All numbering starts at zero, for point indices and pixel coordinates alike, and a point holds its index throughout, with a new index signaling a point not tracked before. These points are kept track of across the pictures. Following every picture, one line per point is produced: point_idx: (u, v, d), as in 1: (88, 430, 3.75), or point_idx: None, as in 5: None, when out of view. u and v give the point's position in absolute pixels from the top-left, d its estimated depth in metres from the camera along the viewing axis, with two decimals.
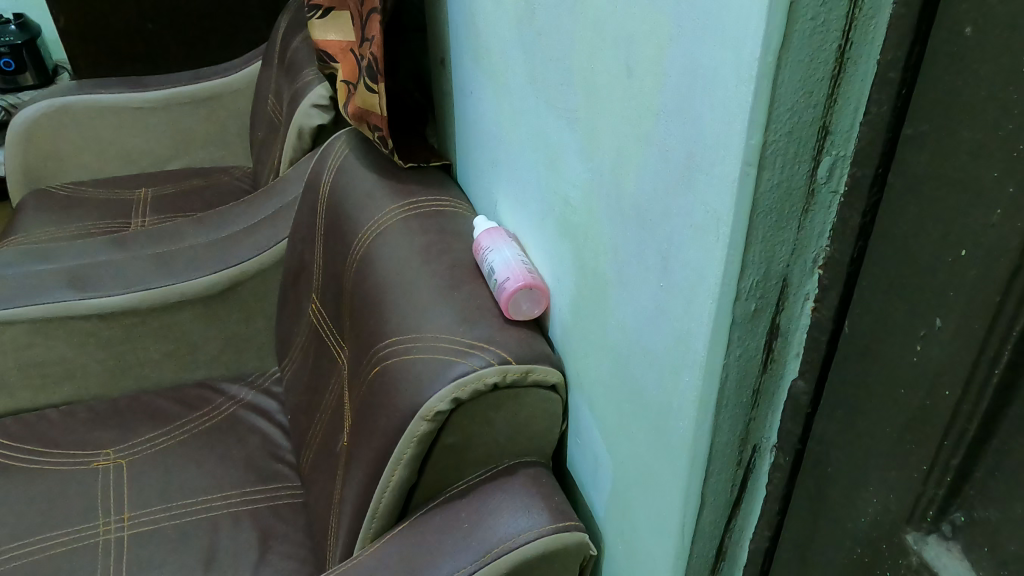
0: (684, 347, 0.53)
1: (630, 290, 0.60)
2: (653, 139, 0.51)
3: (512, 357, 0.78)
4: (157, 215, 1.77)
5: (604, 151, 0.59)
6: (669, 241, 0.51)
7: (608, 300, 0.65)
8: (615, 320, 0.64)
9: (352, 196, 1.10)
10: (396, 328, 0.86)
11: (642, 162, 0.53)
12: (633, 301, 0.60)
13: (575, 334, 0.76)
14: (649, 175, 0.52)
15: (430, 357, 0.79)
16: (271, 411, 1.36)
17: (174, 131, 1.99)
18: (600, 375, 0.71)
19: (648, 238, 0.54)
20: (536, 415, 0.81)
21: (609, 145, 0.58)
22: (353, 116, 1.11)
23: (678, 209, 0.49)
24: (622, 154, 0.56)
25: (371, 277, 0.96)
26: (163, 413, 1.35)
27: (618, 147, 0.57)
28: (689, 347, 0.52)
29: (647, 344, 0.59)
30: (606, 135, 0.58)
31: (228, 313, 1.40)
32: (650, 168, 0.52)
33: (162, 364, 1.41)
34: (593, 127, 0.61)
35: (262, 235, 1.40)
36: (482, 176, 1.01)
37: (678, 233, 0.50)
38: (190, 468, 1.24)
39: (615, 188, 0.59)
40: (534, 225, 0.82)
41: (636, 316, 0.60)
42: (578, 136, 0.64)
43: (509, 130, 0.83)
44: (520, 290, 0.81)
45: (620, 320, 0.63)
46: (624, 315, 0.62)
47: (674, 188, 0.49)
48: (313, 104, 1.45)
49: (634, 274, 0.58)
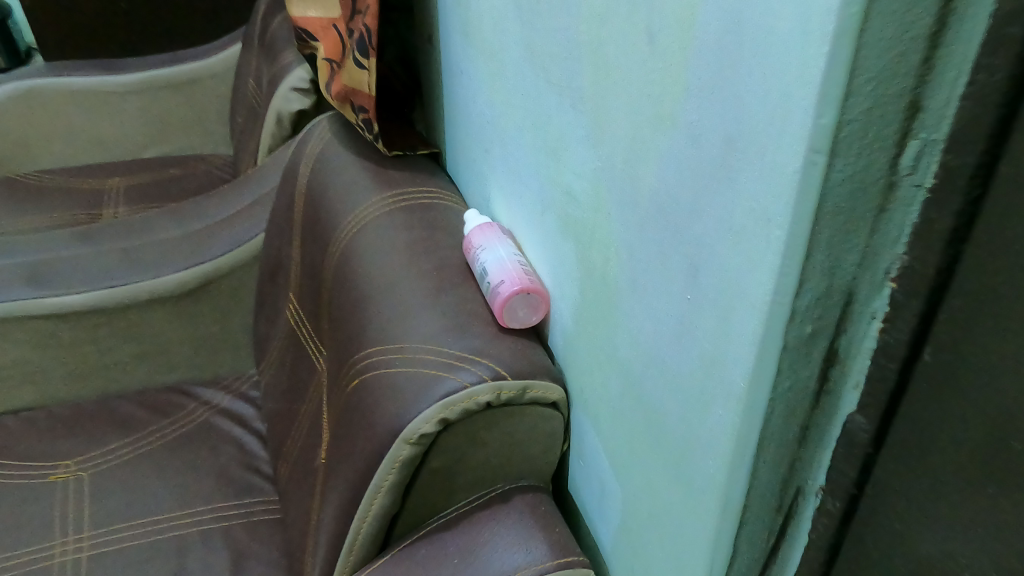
0: (717, 373, 0.44)
1: (647, 301, 0.51)
2: (680, 121, 0.41)
3: (507, 372, 0.69)
4: (130, 206, 1.67)
5: (617, 136, 0.50)
6: (699, 245, 0.42)
7: (618, 310, 0.56)
8: (628, 334, 0.55)
9: (331, 186, 1.00)
10: (377, 336, 0.77)
11: (664, 149, 0.44)
12: (652, 314, 0.50)
13: (579, 346, 0.67)
14: (674, 165, 0.43)
15: (414, 371, 0.70)
16: (248, 418, 1.27)
17: (150, 117, 1.88)
18: (609, 394, 0.62)
19: (672, 242, 0.45)
20: (534, 435, 0.72)
21: (622, 129, 0.49)
22: (335, 97, 1.01)
23: (711, 208, 0.40)
24: (638, 139, 0.47)
25: (350, 277, 0.87)
26: (130, 420, 1.26)
27: (633, 131, 0.48)
28: (725, 374, 0.43)
29: (668, 365, 0.50)
30: (619, 116, 0.49)
31: (201, 312, 1.30)
32: (674, 157, 0.43)
33: (130, 366, 1.31)
34: (602, 108, 0.51)
35: (237, 229, 1.30)
36: (474, 166, 0.92)
37: (713, 237, 0.41)
38: (157, 480, 1.15)
39: (630, 181, 0.49)
40: (532, 221, 0.72)
41: (655, 333, 0.51)
42: (584, 119, 0.55)
43: (503, 114, 0.74)
44: (516, 294, 0.71)
45: (633, 334, 0.54)
46: (640, 329, 0.53)
47: (708, 182, 0.40)
48: (293, 87, 1.34)
49: (653, 283, 0.49)
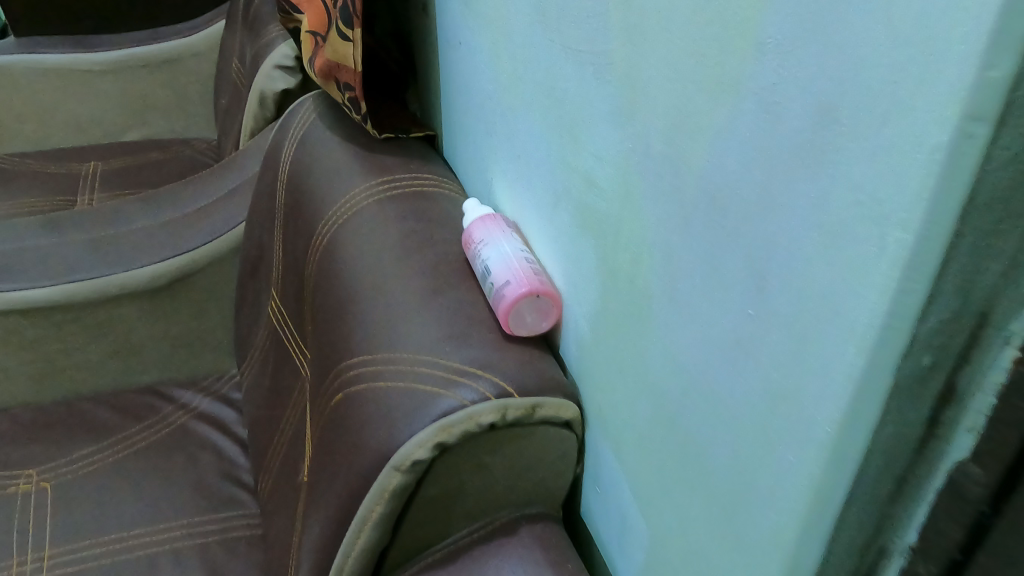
0: (787, 410, 0.35)
1: (690, 313, 0.42)
2: (746, 87, 0.32)
3: (512, 388, 0.60)
4: (107, 192, 1.56)
5: (656, 109, 0.41)
6: (769, 249, 0.33)
7: (651, 321, 0.47)
8: (662, 351, 0.46)
9: (315, 172, 0.91)
10: (364, 343, 0.68)
11: (721, 123, 0.35)
12: (696, 329, 0.41)
13: (597, 358, 0.58)
14: (738, 145, 0.34)
15: (406, 386, 0.61)
16: (228, 422, 1.18)
17: (129, 98, 1.78)
18: (636, 416, 0.53)
19: (728, 243, 0.36)
20: (544, 457, 0.63)
21: (660, 100, 0.40)
22: (318, 72, 0.90)
23: (792, 199, 0.31)
24: (684, 112, 0.38)
25: (336, 274, 0.77)
26: (100, 424, 1.16)
27: (676, 100, 0.38)
28: (801, 412, 0.34)
29: (716, 392, 0.41)
30: (659, 84, 0.40)
31: (179, 307, 1.21)
32: (736, 133, 0.34)
33: (101, 366, 1.22)
34: (634, 74, 0.42)
35: (217, 219, 1.20)
36: (475, 151, 0.83)
37: (791, 238, 0.31)
38: (127, 492, 1.06)
39: (672, 166, 0.40)
40: (543, 213, 0.63)
41: (700, 353, 0.41)
42: (611, 90, 0.45)
43: (509, 89, 0.65)
44: (523, 297, 0.61)
45: (670, 351, 0.45)
46: (679, 347, 0.44)
47: (788, 166, 0.31)
48: (278, 64, 1.24)
49: (700, 292, 0.40)
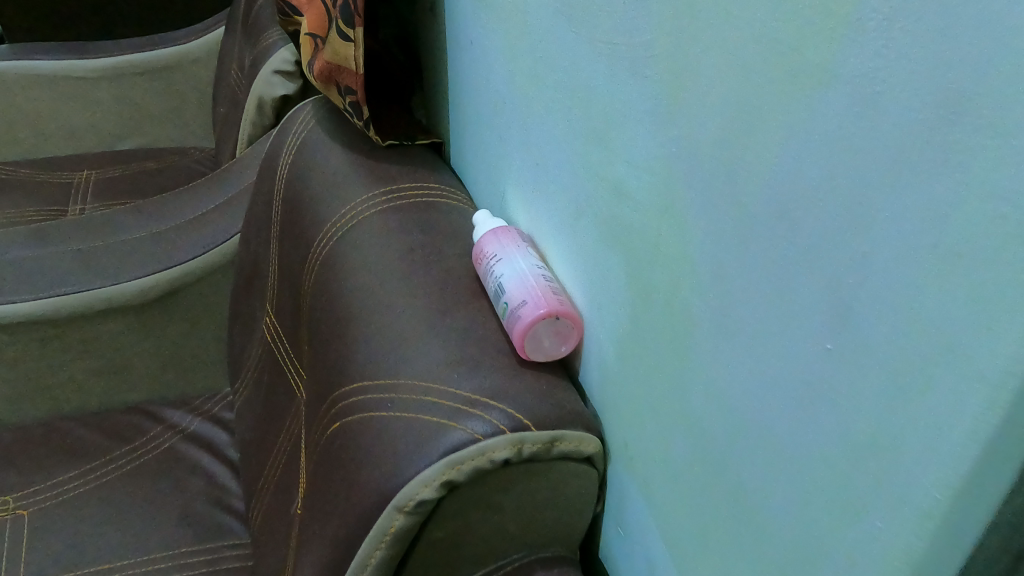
0: (874, 464, 0.29)
1: (746, 342, 0.36)
2: (834, 78, 0.27)
3: (528, 420, 0.54)
4: (99, 202, 1.51)
5: (707, 109, 0.35)
6: (859, 276, 0.28)
7: (692, 351, 0.41)
8: (707, 386, 0.41)
9: (314, 181, 0.85)
10: (364, 368, 0.62)
11: (793, 124, 0.30)
12: (750, 361, 0.36)
13: (625, 387, 0.53)
14: (819, 149, 0.29)
15: (410, 417, 0.55)
16: (219, 444, 1.12)
17: (125, 105, 1.73)
18: (673, 456, 0.47)
19: (801, 262, 0.31)
20: (563, 496, 0.57)
21: (712, 98, 0.35)
22: (317, 76, 0.85)
23: (894, 215, 0.26)
24: (746, 110, 0.33)
25: (334, 291, 0.72)
26: (84, 447, 1.10)
27: (734, 97, 0.33)
28: (894, 469, 0.28)
29: (775, 436, 0.35)
30: (712, 76, 0.34)
31: (169, 322, 1.15)
32: (814, 137, 0.29)
33: (86, 384, 1.15)
34: (679, 69, 0.37)
35: (211, 230, 1.15)
36: (485, 161, 0.77)
37: (893, 261, 0.26)
38: (111, 520, 0.99)
39: (726, 174, 0.35)
40: (564, 226, 0.57)
41: (756, 390, 0.36)
42: (650, 87, 0.40)
43: (527, 91, 0.59)
44: (542, 320, 0.55)
45: (715, 385, 0.40)
46: (728, 382, 0.38)
47: (892, 175, 0.25)
48: (276, 69, 1.19)
49: (759, 319, 0.34)
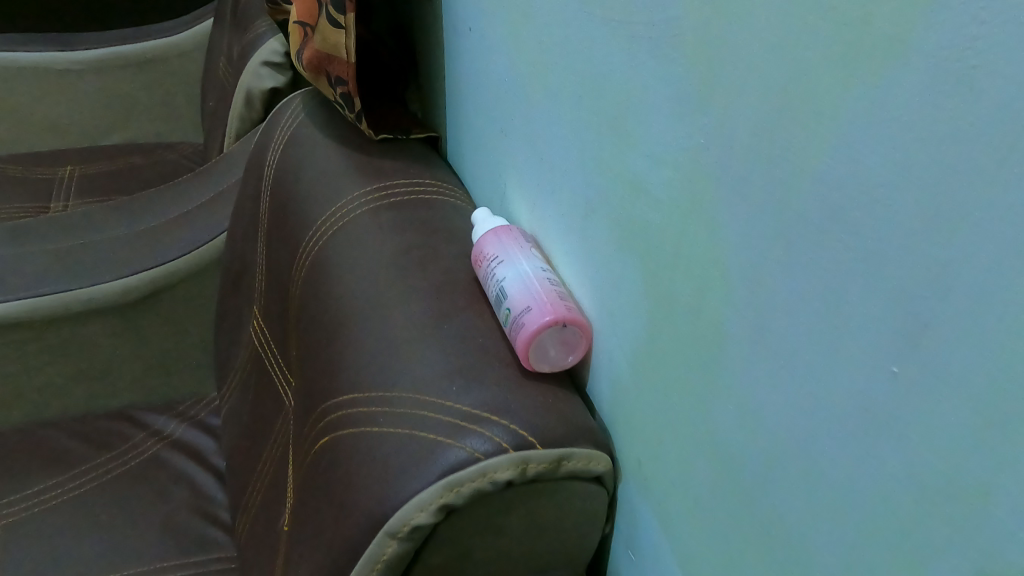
0: (948, 493, 0.28)
1: (789, 353, 0.35)
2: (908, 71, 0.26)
3: (533, 437, 0.49)
4: (82, 199, 1.46)
5: (749, 102, 0.34)
6: (937, 297, 0.27)
7: (725, 359, 0.40)
8: (741, 399, 0.39)
9: (303, 177, 0.81)
10: (355, 378, 0.57)
11: (849, 126, 0.29)
12: (794, 372, 0.35)
13: (645, 398, 0.49)
14: (889, 157, 0.27)
15: (402, 433, 0.50)
16: (205, 452, 1.07)
17: (111, 100, 1.67)
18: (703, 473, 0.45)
19: (854, 266, 0.30)
20: (569, 519, 0.52)
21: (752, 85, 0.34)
22: (306, 67, 0.81)
23: (983, 237, 0.25)
24: (800, 106, 0.31)
25: (324, 294, 0.67)
26: (63, 455, 1.05)
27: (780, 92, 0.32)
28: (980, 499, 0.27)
29: (821, 456, 0.34)
30: (756, 60, 0.33)
31: (153, 323, 1.10)
32: (880, 145, 0.28)
33: (66, 389, 1.11)
34: (716, 52, 0.36)
35: (196, 228, 1.10)
36: (485, 156, 0.73)
37: (980, 284, 0.25)
38: (89, 532, 0.95)
39: (773, 179, 0.34)
40: (578, 225, 0.54)
41: (797, 405, 0.35)
42: (681, 74, 0.39)
43: (537, 83, 0.56)
44: (547, 327, 0.51)
45: (750, 398, 0.39)
46: (765, 393, 0.37)
47: (982, 192, 0.24)
48: (265, 61, 1.15)
49: (809, 331, 0.33)
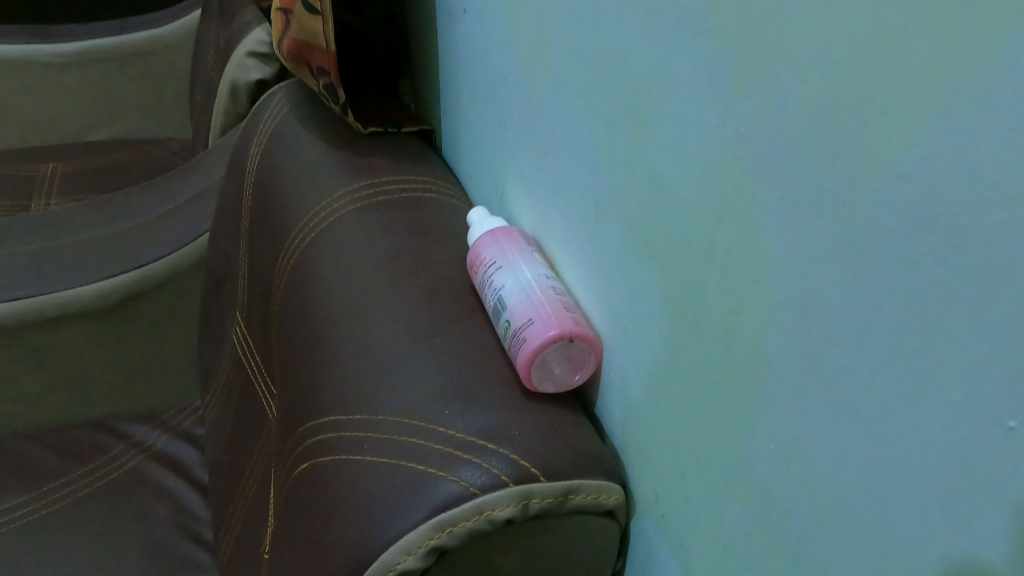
0: None
1: (849, 387, 0.30)
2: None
3: (537, 468, 0.43)
4: (64, 197, 1.40)
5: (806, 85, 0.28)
6: None
7: (768, 388, 0.35)
8: (784, 435, 0.34)
9: (287, 174, 0.75)
10: (337, 398, 0.52)
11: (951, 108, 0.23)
12: (854, 411, 0.30)
13: (666, 424, 0.44)
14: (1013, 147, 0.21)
15: (388, 463, 0.45)
16: (188, 465, 1.02)
17: (96, 93, 1.61)
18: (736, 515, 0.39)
19: (943, 287, 0.25)
20: (575, 558, 0.46)
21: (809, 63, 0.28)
22: (285, 55, 0.75)
23: None
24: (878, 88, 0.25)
25: (307, 302, 0.62)
26: (38, 470, 0.99)
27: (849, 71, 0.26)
28: None
29: (889, 509, 0.29)
30: (807, 37, 0.27)
31: (133, 328, 1.05)
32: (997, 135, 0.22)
33: (41, 398, 1.05)
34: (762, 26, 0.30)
35: (179, 227, 1.05)
36: (483, 152, 0.68)
37: None
38: (64, 552, 0.89)
39: (840, 175, 0.28)
40: (590, 227, 0.48)
41: (863, 450, 0.29)
42: (713, 55, 0.33)
43: (543, 69, 0.51)
44: (551, 343, 0.45)
45: (796, 436, 0.33)
46: (817, 431, 0.32)
47: None
48: (250, 51, 1.09)
49: (885, 361, 0.28)
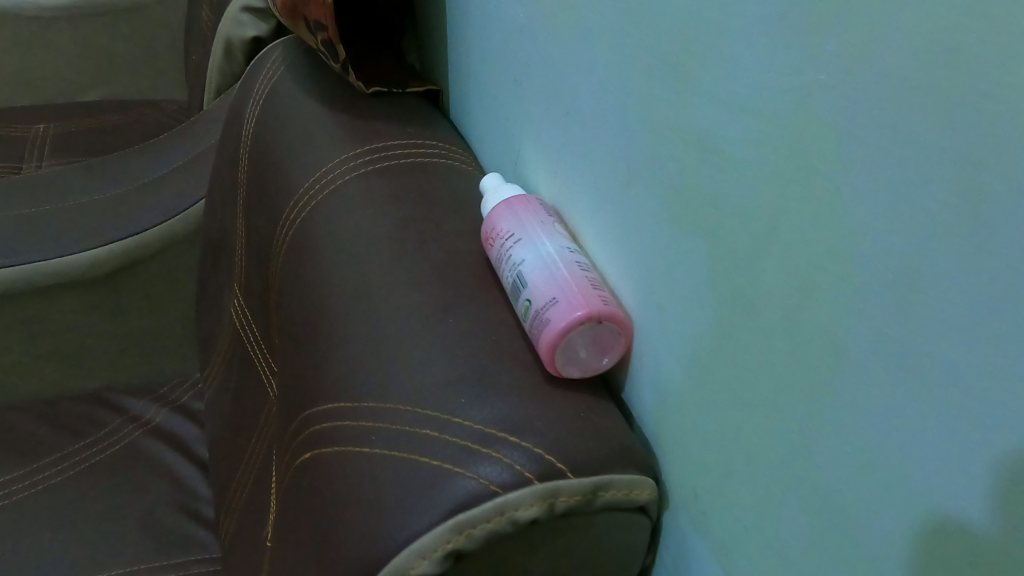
0: None
1: (943, 389, 0.25)
2: None
3: (563, 464, 0.40)
4: (56, 159, 1.35)
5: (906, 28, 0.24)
6: None
7: (832, 383, 0.30)
8: (849, 441, 0.30)
9: (285, 138, 0.70)
10: (342, 383, 0.48)
11: None
12: (947, 418, 0.25)
13: (706, 416, 0.40)
14: None
15: (399, 457, 0.41)
16: (188, 440, 0.98)
17: (89, 51, 1.55)
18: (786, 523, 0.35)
19: None
20: (602, 559, 0.43)
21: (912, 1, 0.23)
22: (280, 8, 0.69)
23: None
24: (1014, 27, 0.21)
25: (307, 276, 0.57)
26: (32, 444, 0.95)
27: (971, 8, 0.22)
28: None
29: (990, 537, 0.25)
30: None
31: (127, 297, 1.01)
32: None
33: (34, 369, 1.01)
34: None
35: (173, 192, 1.00)
36: (496, 113, 0.63)
37: None
38: (62, 530, 0.86)
39: (950, 139, 0.23)
40: (620, 196, 0.44)
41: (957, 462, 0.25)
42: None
43: (567, 20, 0.46)
44: (577, 325, 0.41)
45: (867, 442, 0.29)
46: (893, 439, 0.28)
47: None
48: (246, 7, 1.03)
49: (995, 358, 0.23)
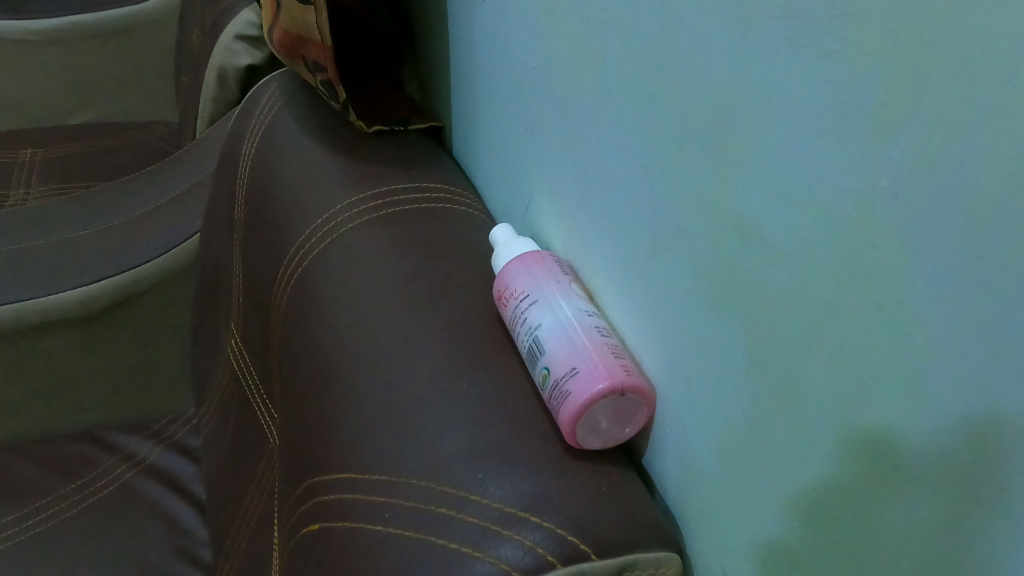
0: None
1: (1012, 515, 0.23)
2: None
3: (586, 544, 0.38)
4: (44, 185, 1.32)
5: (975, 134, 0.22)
6: None
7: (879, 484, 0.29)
8: (900, 547, 0.28)
9: (285, 179, 0.68)
10: (351, 451, 0.46)
11: None
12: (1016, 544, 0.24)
13: (736, 493, 0.38)
14: None
15: (416, 539, 0.39)
16: (184, 479, 0.96)
17: (77, 74, 1.52)
18: None
19: None
20: None
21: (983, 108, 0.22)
22: (278, 47, 0.67)
23: None
24: None
25: (311, 330, 0.55)
26: (24, 486, 0.93)
27: None
28: None
29: None
30: (999, 72, 0.21)
31: (120, 333, 0.98)
32: None
33: (25, 409, 0.98)
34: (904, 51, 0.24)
35: (167, 226, 0.98)
36: (504, 157, 0.61)
37: None
38: None
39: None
40: (643, 259, 0.42)
41: None
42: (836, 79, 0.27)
43: (586, 75, 0.44)
44: (600, 398, 0.39)
45: (920, 551, 0.27)
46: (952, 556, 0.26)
47: None
48: (239, 35, 1.01)
49: None
